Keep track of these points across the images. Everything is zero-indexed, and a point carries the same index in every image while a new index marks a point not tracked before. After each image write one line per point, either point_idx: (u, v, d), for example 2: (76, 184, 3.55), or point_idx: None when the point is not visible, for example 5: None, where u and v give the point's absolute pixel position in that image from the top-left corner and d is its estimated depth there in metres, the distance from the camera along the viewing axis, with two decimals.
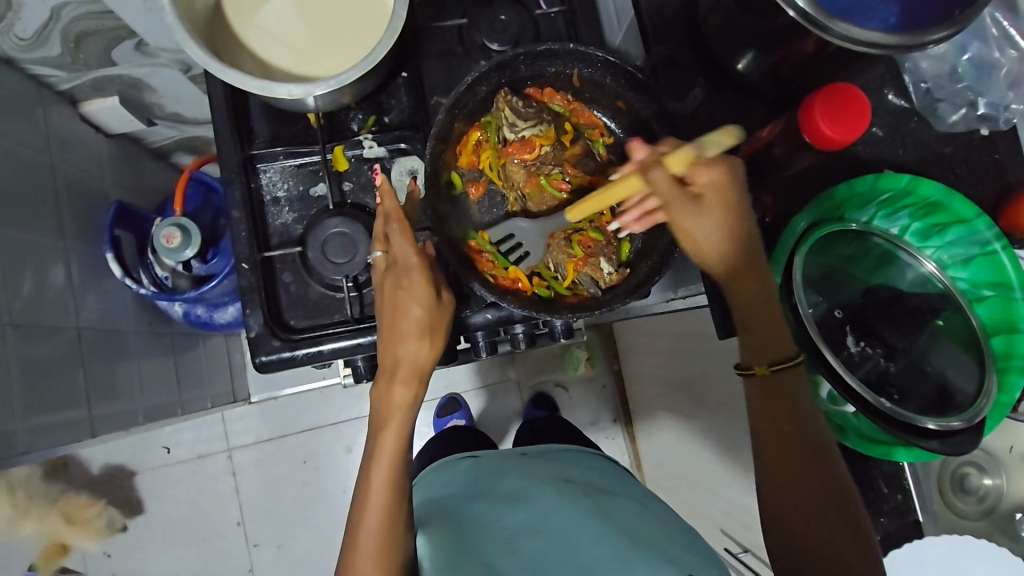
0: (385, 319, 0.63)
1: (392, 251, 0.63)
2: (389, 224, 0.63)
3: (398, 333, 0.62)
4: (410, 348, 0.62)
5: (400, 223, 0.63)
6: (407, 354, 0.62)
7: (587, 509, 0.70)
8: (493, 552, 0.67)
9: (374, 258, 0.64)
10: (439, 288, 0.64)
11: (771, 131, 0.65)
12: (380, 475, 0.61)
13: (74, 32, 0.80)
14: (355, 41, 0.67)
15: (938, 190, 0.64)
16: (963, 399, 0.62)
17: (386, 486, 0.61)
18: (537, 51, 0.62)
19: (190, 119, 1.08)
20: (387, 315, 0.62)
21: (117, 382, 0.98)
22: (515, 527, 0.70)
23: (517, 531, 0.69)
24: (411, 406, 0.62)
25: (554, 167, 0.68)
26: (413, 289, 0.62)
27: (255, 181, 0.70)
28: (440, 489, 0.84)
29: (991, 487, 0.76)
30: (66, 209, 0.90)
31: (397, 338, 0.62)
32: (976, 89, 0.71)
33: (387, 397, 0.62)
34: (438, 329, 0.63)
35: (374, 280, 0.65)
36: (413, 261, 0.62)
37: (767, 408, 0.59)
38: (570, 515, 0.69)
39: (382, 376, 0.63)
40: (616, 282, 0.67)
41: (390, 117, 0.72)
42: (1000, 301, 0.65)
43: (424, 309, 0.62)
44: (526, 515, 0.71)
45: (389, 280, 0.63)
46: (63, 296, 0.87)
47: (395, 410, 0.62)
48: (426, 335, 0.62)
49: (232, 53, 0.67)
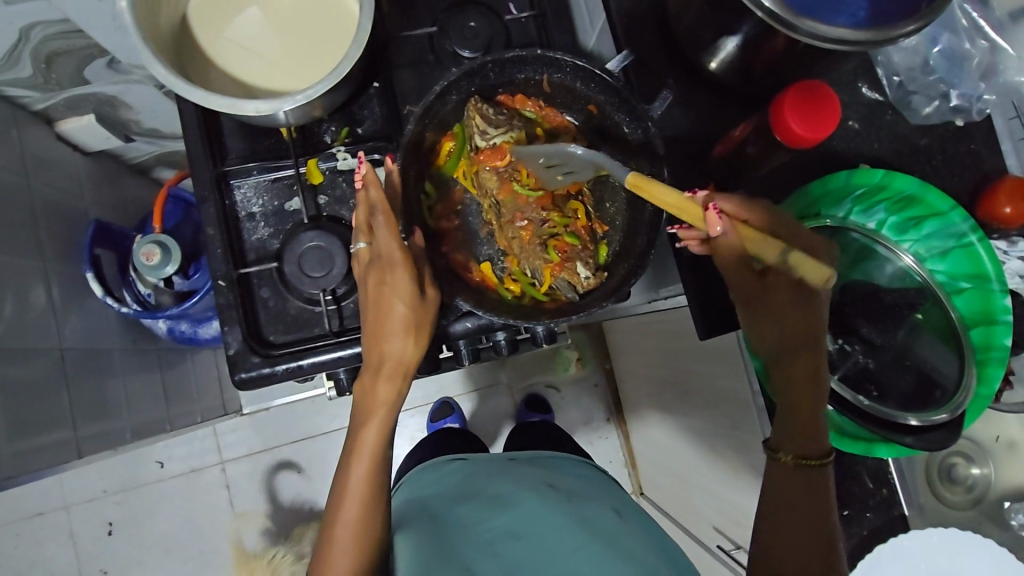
0: (369, 314, 0.62)
1: (376, 243, 0.61)
2: (375, 216, 0.60)
3: (382, 330, 0.61)
4: (395, 346, 0.61)
5: (385, 216, 0.60)
6: (392, 351, 0.61)
7: (570, 516, 0.70)
8: (473, 556, 0.67)
9: (356, 250, 0.63)
10: (424, 284, 0.62)
11: (744, 130, 0.65)
12: (359, 469, 0.62)
13: (45, 52, 0.80)
14: (324, 54, 0.67)
15: (912, 183, 0.65)
16: (944, 393, 0.62)
17: (366, 481, 0.62)
18: (505, 58, 0.62)
19: (168, 134, 1.08)
20: (373, 310, 0.61)
21: (102, 402, 0.98)
22: (498, 530, 0.70)
23: (499, 534, 0.70)
24: (395, 402, 0.63)
25: (526, 171, 0.68)
26: (398, 286, 0.60)
27: (229, 198, 0.70)
28: (425, 489, 0.84)
29: (979, 476, 0.77)
30: (45, 230, 0.90)
31: (382, 336, 0.61)
32: (948, 81, 0.70)
33: (370, 392, 0.62)
34: (423, 327, 0.62)
35: (356, 273, 0.64)
36: (398, 257, 0.60)
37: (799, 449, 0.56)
38: (554, 521, 0.69)
39: (366, 372, 0.62)
40: (593, 286, 0.66)
41: (363, 128, 0.72)
42: (978, 292, 0.65)
43: (410, 306, 0.61)
44: (509, 519, 0.71)
45: (372, 275, 0.62)
46: (45, 318, 0.87)
47: (379, 405, 0.62)
48: (412, 334, 0.61)
49: (200, 70, 0.66)
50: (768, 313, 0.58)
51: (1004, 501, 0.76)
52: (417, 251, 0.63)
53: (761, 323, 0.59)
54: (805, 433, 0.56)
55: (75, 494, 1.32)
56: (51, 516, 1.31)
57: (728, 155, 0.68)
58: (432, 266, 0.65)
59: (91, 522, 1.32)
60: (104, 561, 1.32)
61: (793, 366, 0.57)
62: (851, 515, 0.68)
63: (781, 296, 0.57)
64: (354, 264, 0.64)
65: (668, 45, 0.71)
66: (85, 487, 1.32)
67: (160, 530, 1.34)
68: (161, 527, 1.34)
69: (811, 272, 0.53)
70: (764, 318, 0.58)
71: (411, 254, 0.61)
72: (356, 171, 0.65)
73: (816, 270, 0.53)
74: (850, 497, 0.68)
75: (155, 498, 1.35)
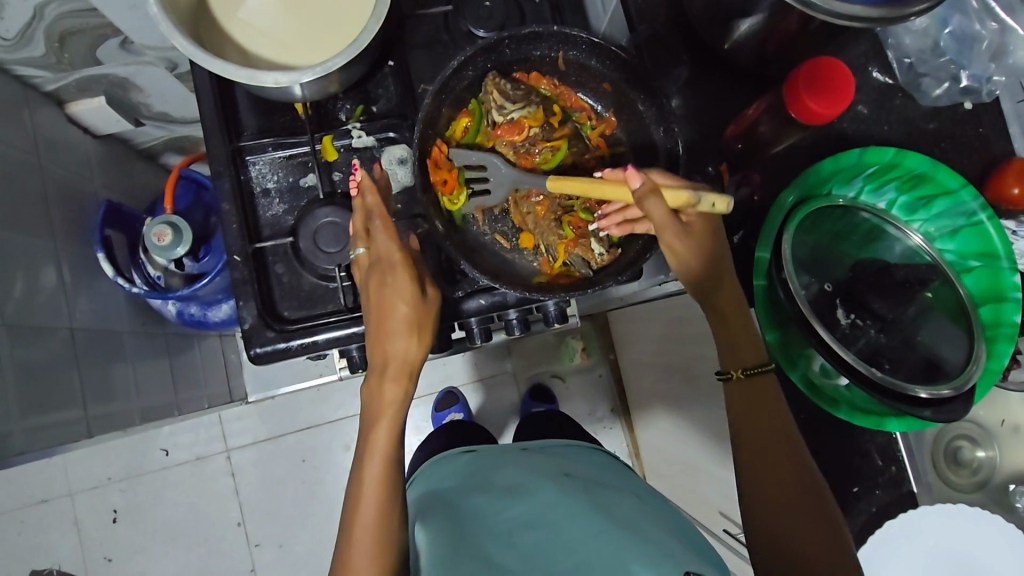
0: (372, 317, 0.63)
1: (375, 247, 0.63)
2: (372, 221, 0.63)
3: (385, 330, 0.62)
4: (399, 345, 0.62)
5: (382, 219, 0.63)
6: (397, 350, 0.62)
7: (587, 504, 0.70)
8: (491, 545, 0.67)
9: (356, 256, 0.64)
10: (425, 284, 0.64)
11: (757, 109, 0.66)
12: (372, 470, 0.62)
13: (58, 31, 0.80)
14: (340, 30, 0.67)
15: (923, 162, 0.65)
16: (953, 368, 0.63)
17: (380, 481, 0.62)
18: (522, 34, 0.62)
19: (178, 118, 1.08)
20: (374, 312, 0.63)
21: (112, 384, 0.98)
22: (513, 521, 0.70)
23: (515, 525, 0.70)
24: (403, 401, 0.63)
25: (542, 149, 0.68)
26: (398, 287, 0.62)
27: (244, 174, 0.70)
28: (438, 483, 0.85)
29: (984, 459, 0.78)
30: (56, 212, 0.90)
31: (385, 336, 0.62)
32: (959, 62, 0.71)
33: (377, 394, 0.63)
34: (426, 325, 0.63)
35: (358, 278, 0.65)
36: (397, 259, 0.62)
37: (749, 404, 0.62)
38: (570, 509, 0.69)
39: (372, 373, 0.63)
40: (608, 262, 0.67)
41: (377, 106, 0.72)
42: (988, 271, 0.66)
43: (411, 306, 0.62)
44: (525, 508, 0.72)
45: (374, 277, 0.63)
46: (55, 298, 0.87)
47: (386, 406, 0.63)
48: (415, 332, 0.62)
49: (217, 45, 0.67)
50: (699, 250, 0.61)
51: (1009, 484, 0.77)
52: (415, 254, 0.65)
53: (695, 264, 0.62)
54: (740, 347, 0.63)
55: (80, 481, 1.32)
56: (55, 503, 1.31)
57: (739, 136, 0.68)
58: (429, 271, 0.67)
59: (95, 509, 1.32)
60: (109, 548, 1.31)
61: (721, 293, 0.62)
62: (859, 491, 0.69)
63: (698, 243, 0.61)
64: (354, 270, 0.66)
65: (681, 27, 0.72)
66: (90, 474, 1.32)
67: (165, 518, 1.34)
68: (166, 514, 1.34)
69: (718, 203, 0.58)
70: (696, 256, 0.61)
71: (410, 256, 0.63)
72: (353, 178, 0.68)
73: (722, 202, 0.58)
74: (858, 474, 0.69)
75: (160, 486, 1.35)
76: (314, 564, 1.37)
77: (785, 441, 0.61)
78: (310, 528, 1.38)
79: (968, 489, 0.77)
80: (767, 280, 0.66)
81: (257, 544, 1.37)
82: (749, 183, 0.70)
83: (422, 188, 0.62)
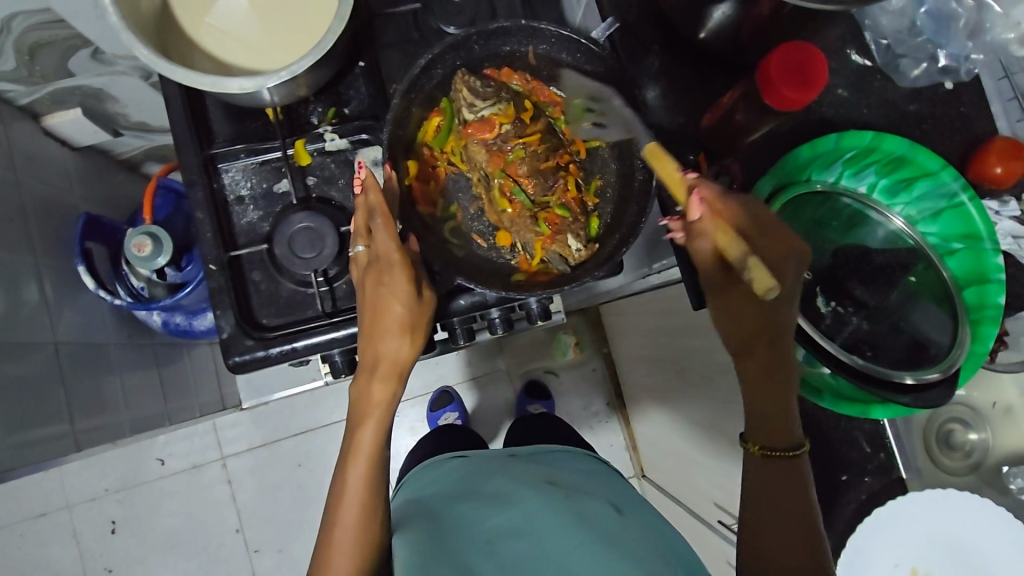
0: (365, 315, 0.62)
1: (374, 245, 0.62)
2: (373, 218, 0.61)
3: (379, 329, 0.62)
4: (391, 345, 0.62)
5: (383, 218, 0.61)
6: (388, 350, 0.62)
7: (568, 513, 0.70)
8: (473, 556, 0.67)
9: (355, 253, 0.63)
10: (420, 286, 0.63)
11: (732, 97, 0.65)
12: (357, 470, 0.61)
13: (27, 43, 0.79)
14: (307, 33, 0.66)
15: (903, 145, 0.65)
16: (938, 351, 0.63)
17: (364, 482, 0.61)
18: (490, 29, 0.62)
19: (156, 127, 1.07)
20: (369, 310, 0.62)
21: (99, 397, 0.97)
22: (496, 529, 0.70)
23: (498, 533, 0.70)
24: (391, 402, 0.63)
25: (515, 145, 0.68)
26: (395, 287, 0.61)
27: (217, 182, 0.69)
28: (423, 489, 0.84)
29: (977, 442, 0.77)
30: (36, 226, 0.89)
31: (378, 335, 0.62)
32: (936, 41, 0.70)
33: (366, 394, 0.62)
34: (420, 327, 0.63)
35: (355, 276, 0.64)
36: (395, 259, 0.61)
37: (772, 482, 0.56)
38: (554, 518, 0.69)
39: (363, 371, 0.63)
40: (585, 258, 0.66)
41: (350, 108, 0.71)
42: (970, 252, 0.65)
43: (406, 307, 0.61)
44: (508, 517, 0.71)
45: (371, 275, 0.62)
46: (38, 313, 0.86)
47: (374, 406, 0.62)
48: (407, 333, 0.62)
49: (184, 52, 0.66)
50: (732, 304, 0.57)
51: (1002, 466, 0.77)
52: (415, 255, 0.64)
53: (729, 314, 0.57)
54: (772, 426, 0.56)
55: (77, 494, 1.32)
56: (53, 516, 1.31)
57: (716, 125, 0.68)
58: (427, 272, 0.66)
59: (94, 521, 1.32)
60: (109, 559, 1.32)
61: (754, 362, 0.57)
62: (848, 479, 0.68)
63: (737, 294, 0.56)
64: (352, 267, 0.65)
65: (654, 15, 0.71)
66: (86, 486, 1.32)
67: (163, 527, 1.34)
68: (164, 524, 1.34)
69: (758, 285, 0.52)
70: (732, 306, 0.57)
71: (409, 257, 0.62)
72: (356, 177, 0.67)
73: (764, 283, 0.51)
74: (846, 462, 0.68)
75: (157, 496, 1.35)
76: None
77: (810, 522, 0.55)
78: (308, 532, 1.38)
79: (959, 472, 0.76)
80: None
81: (256, 550, 1.37)
82: (729, 172, 0.70)
83: (398, 200, 0.63)
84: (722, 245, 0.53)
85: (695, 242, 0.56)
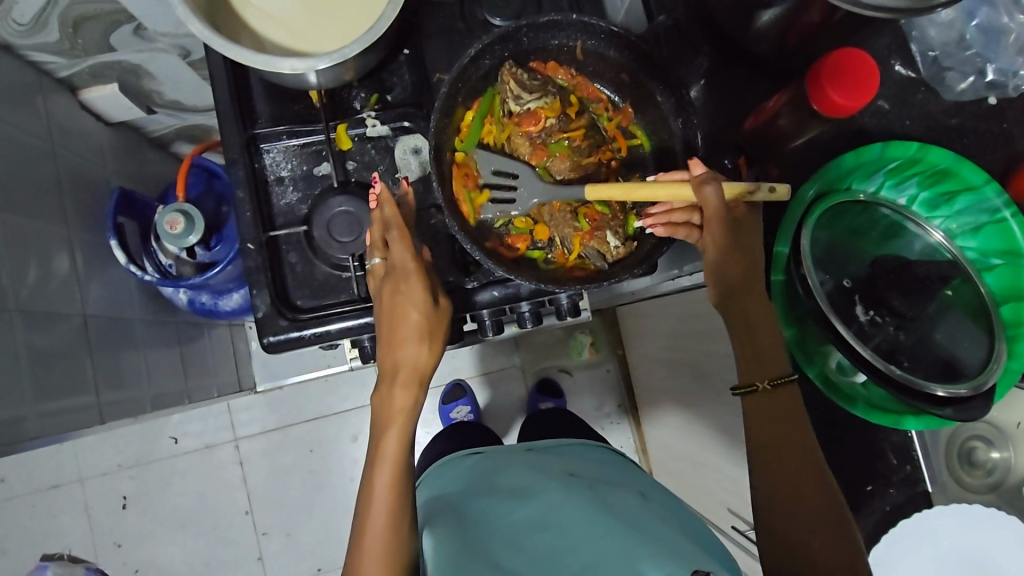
0: (383, 324, 0.63)
1: (390, 255, 0.63)
2: (388, 230, 0.64)
3: (397, 337, 0.62)
4: (410, 352, 0.62)
5: (399, 229, 0.63)
6: (407, 358, 0.62)
7: (594, 504, 0.70)
8: (501, 550, 0.67)
9: (371, 265, 0.64)
10: (436, 293, 0.64)
11: (777, 101, 0.65)
12: (383, 476, 0.62)
13: (73, 16, 0.80)
14: (357, 17, 0.66)
15: (948, 157, 0.64)
16: (970, 367, 0.62)
17: (389, 487, 0.62)
18: (540, 22, 0.62)
19: (189, 107, 1.08)
20: (386, 318, 0.62)
21: (123, 371, 0.98)
22: (520, 524, 0.71)
23: (522, 528, 0.70)
24: (413, 407, 0.63)
25: (558, 139, 0.68)
26: (412, 294, 0.62)
27: (258, 161, 0.70)
28: (444, 486, 0.84)
29: (999, 460, 0.76)
30: (69, 198, 0.90)
31: (396, 343, 0.62)
32: (985, 55, 0.70)
33: (387, 402, 0.63)
34: (438, 334, 0.63)
35: (371, 288, 0.65)
36: (411, 267, 0.62)
37: (766, 417, 0.61)
38: (579, 511, 0.69)
39: (383, 379, 0.63)
40: (623, 255, 0.66)
41: (392, 95, 0.71)
42: (1010, 269, 0.65)
43: (423, 314, 0.62)
44: (532, 512, 0.72)
45: (387, 285, 0.63)
46: (68, 284, 0.87)
47: (396, 412, 0.63)
48: (426, 340, 0.62)
49: (232, 31, 0.66)
50: (739, 246, 0.62)
51: None
52: (427, 263, 0.65)
53: (757, 360, 0.62)
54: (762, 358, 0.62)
55: (90, 467, 1.33)
56: (66, 488, 1.32)
57: (757, 130, 0.68)
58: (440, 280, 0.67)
59: (106, 496, 1.33)
60: (119, 534, 1.33)
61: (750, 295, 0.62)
62: (873, 490, 0.68)
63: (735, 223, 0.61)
64: (368, 278, 0.65)
65: (699, 17, 0.71)
66: (100, 459, 1.33)
67: (173, 505, 1.35)
68: (174, 502, 1.35)
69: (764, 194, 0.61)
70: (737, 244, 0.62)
71: (423, 264, 0.63)
72: (372, 190, 0.67)
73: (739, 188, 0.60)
74: (873, 472, 0.68)
75: (169, 473, 1.36)
76: (322, 553, 1.38)
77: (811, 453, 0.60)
78: (317, 518, 1.39)
79: (979, 490, 0.76)
80: (785, 275, 0.66)
81: (265, 533, 1.38)
82: (768, 177, 0.70)
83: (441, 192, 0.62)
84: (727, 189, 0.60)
85: (705, 191, 0.59)
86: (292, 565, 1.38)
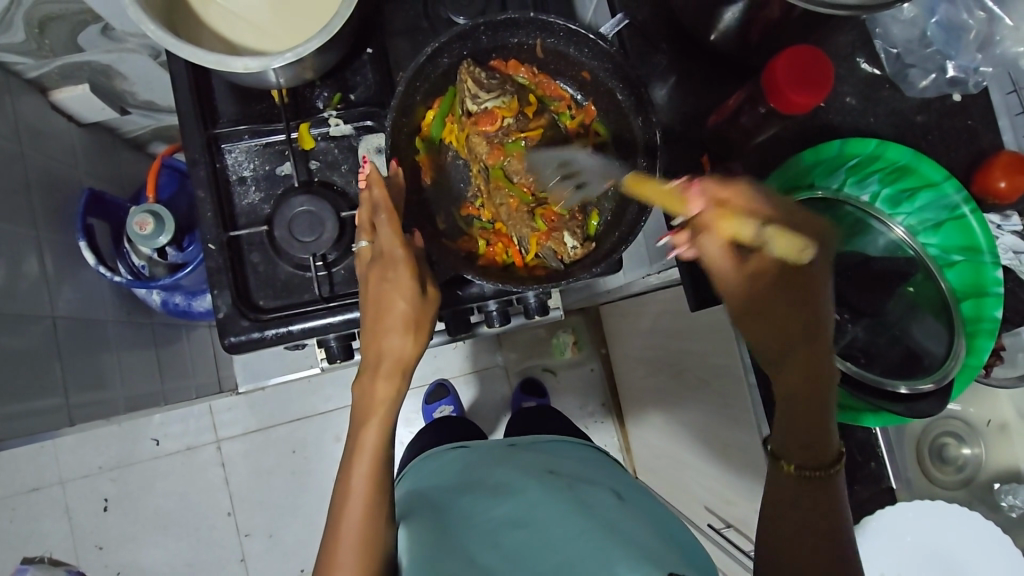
0: (369, 313, 0.62)
1: (378, 242, 0.62)
2: (378, 215, 0.61)
3: (382, 326, 0.61)
4: (394, 342, 0.61)
5: (388, 214, 0.61)
6: (391, 348, 0.61)
7: (570, 502, 0.70)
8: (474, 544, 0.67)
9: (360, 248, 0.64)
10: (425, 283, 0.62)
11: (738, 98, 0.65)
12: (360, 470, 0.61)
13: (38, 16, 0.79)
14: (316, 16, 0.66)
15: (906, 154, 0.65)
16: (932, 362, 0.63)
17: (367, 483, 0.61)
18: (498, 21, 0.62)
19: (164, 107, 1.07)
20: (373, 308, 0.61)
21: (96, 373, 0.97)
22: (500, 520, 0.70)
23: (501, 523, 0.70)
24: (394, 401, 0.62)
25: (516, 139, 0.68)
26: (399, 284, 0.60)
27: (220, 161, 0.70)
28: (422, 482, 0.84)
29: (970, 456, 0.75)
30: (39, 199, 0.89)
31: (380, 332, 0.61)
32: (945, 53, 0.69)
33: (369, 393, 0.61)
34: (424, 324, 0.62)
35: (360, 272, 0.64)
36: (399, 255, 0.61)
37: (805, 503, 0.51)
38: (554, 507, 0.69)
39: (366, 370, 0.62)
40: (580, 256, 0.66)
41: (355, 94, 0.71)
42: (970, 265, 0.65)
43: (410, 303, 0.61)
44: (511, 507, 0.71)
45: (375, 272, 0.62)
46: (37, 286, 0.86)
47: (377, 406, 0.61)
48: (411, 330, 0.61)
49: (191, 31, 0.66)
50: (775, 316, 0.49)
51: (993, 483, 0.75)
52: (419, 252, 0.64)
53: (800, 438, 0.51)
54: (803, 440, 0.51)
55: (71, 469, 1.32)
56: (46, 491, 1.31)
57: (720, 127, 0.68)
58: (432, 270, 0.65)
59: (86, 498, 1.32)
60: (100, 536, 1.32)
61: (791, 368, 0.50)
62: None
63: (783, 293, 0.48)
64: (357, 263, 0.65)
65: (665, 15, 0.71)
66: (79, 461, 1.32)
67: (155, 506, 1.35)
68: (156, 503, 1.35)
69: (794, 249, 0.46)
70: (765, 323, 0.50)
71: (412, 253, 0.62)
72: (361, 171, 0.67)
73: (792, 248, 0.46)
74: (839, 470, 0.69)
75: (151, 475, 1.35)
76: (304, 554, 1.38)
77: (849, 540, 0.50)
78: (300, 519, 1.39)
79: (949, 485, 0.75)
80: None
81: (247, 534, 1.37)
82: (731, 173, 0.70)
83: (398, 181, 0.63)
84: (732, 234, 0.46)
85: (704, 242, 0.48)
86: (275, 568, 1.38)
